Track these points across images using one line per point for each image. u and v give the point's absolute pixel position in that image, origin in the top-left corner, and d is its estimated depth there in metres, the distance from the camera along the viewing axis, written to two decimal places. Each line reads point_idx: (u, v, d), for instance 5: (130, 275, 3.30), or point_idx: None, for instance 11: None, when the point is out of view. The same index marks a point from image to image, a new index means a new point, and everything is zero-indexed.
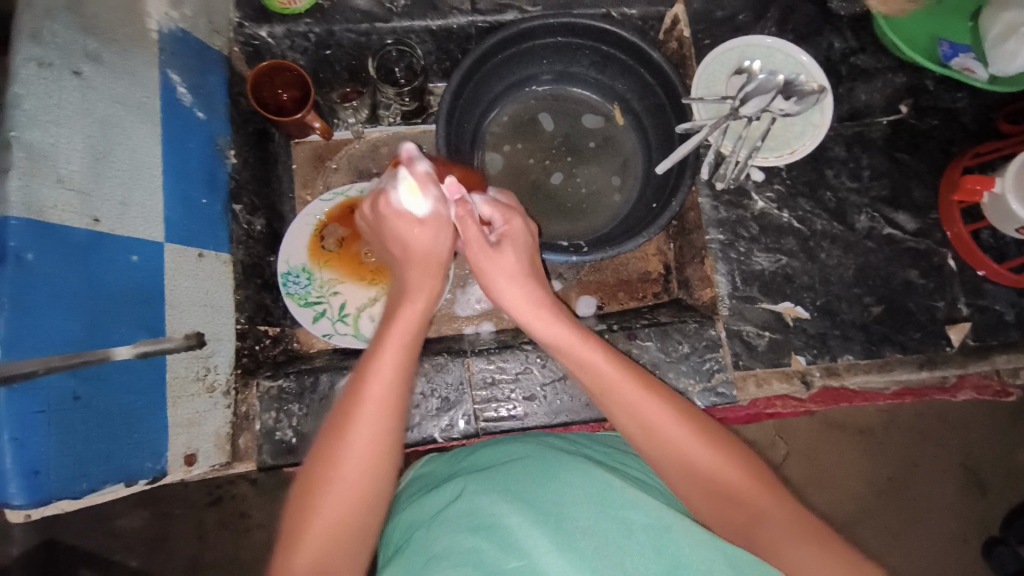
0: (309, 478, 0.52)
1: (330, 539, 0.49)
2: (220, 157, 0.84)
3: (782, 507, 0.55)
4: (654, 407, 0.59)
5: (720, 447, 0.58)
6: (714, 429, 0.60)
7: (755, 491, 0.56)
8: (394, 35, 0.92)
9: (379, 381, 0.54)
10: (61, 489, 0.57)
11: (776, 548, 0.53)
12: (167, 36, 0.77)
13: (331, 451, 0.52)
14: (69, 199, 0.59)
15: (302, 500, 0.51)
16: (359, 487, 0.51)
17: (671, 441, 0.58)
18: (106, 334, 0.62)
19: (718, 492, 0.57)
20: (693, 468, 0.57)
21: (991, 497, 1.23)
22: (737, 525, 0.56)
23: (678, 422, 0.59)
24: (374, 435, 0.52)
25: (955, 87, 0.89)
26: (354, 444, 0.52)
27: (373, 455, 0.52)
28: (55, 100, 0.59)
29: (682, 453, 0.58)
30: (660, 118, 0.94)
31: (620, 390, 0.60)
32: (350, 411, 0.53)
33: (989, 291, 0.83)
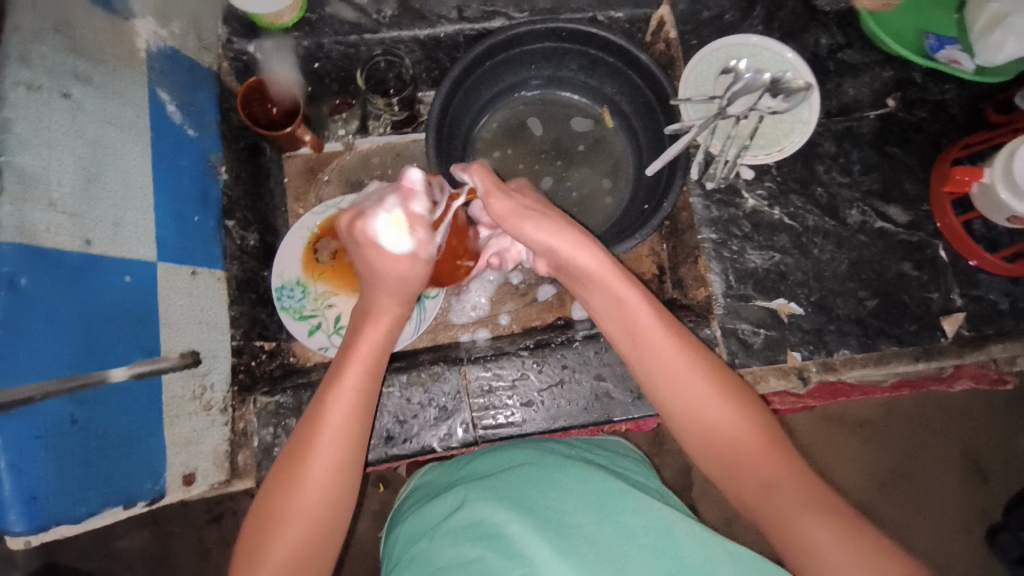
0: (268, 503, 0.55)
1: (290, 560, 0.53)
2: (211, 173, 0.84)
3: (791, 474, 0.55)
4: (680, 360, 0.61)
5: (737, 407, 0.59)
6: (735, 388, 0.60)
7: (764, 456, 0.56)
8: (382, 46, 0.93)
9: (339, 410, 0.57)
10: (60, 514, 0.57)
11: (784, 517, 0.53)
12: (155, 54, 0.77)
13: (291, 477, 0.55)
14: (62, 222, 0.59)
15: (264, 522, 0.54)
16: (318, 512, 0.55)
17: (691, 392, 0.60)
18: (102, 356, 0.62)
19: (730, 449, 0.57)
20: (710, 426, 0.59)
21: (993, 485, 1.23)
22: (744, 490, 0.56)
23: (701, 375, 0.60)
24: (334, 462, 0.56)
25: (942, 79, 0.90)
26: (313, 471, 0.55)
27: (331, 481, 0.56)
28: (45, 123, 0.59)
29: (696, 412, 0.60)
30: (650, 119, 0.95)
31: (647, 337, 0.63)
32: (311, 439, 0.56)
33: (982, 281, 0.84)
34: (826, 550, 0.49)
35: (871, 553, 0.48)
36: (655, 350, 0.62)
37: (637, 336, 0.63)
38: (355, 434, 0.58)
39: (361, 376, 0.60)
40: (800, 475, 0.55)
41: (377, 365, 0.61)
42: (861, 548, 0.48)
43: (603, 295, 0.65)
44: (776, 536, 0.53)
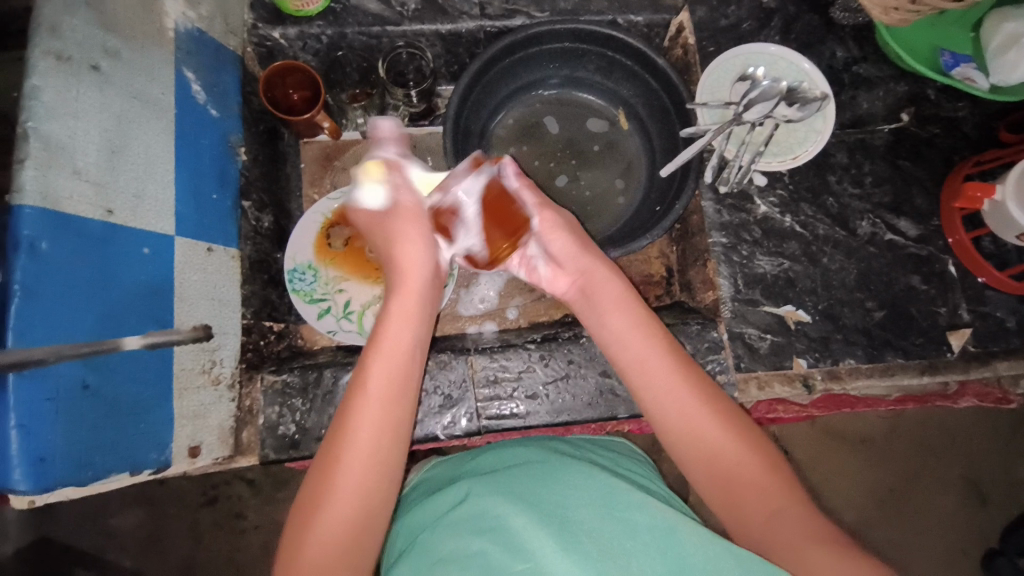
0: (304, 501, 0.54)
1: (330, 546, 0.52)
2: (231, 154, 0.85)
3: (797, 503, 0.56)
4: (682, 392, 0.62)
5: (743, 436, 0.60)
6: (738, 416, 0.62)
7: (770, 485, 0.57)
8: (405, 38, 0.94)
9: (370, 403, 0.57)
10: (65, 477, 0.57)
11: (793, 550, 0.53)
12: (184, 34, 0.78)
13: (325, 473, 0.54)
14: (85, 190, 0.60)
15: (301, 521, 0.53)
16: (354, 508, 0.53)
17: (697, 423, 0.61)
18: (116, 325, 0.63)
19: (736, 482, 0.58)
20: (717, 455, 0.60)
21: (991, 509, 1.23)
22: (751, 516, 0.57)
23: (705, 404, 0.61)
24: (367, 456, 0.55)
25: (956, 96, 0.91)
26: (347, 466, 0.54)
27: (368, 475, 0.54)
28: (73, 93, 0.60)
29: (704, 438, 0.60)
30: (665, 123, 0.96)
31: (645, 368, 0.65)
32: (343, 435, 0.55)
33: (990, 297, 0.84)
34: None
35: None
36: (658, 380, 0.64)
37: (641, 368, 0.65)
38: (385, 427, 0.57)
39: (391, 368, 0.59)
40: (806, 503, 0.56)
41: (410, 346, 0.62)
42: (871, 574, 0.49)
43: (621, 320, 0.68)
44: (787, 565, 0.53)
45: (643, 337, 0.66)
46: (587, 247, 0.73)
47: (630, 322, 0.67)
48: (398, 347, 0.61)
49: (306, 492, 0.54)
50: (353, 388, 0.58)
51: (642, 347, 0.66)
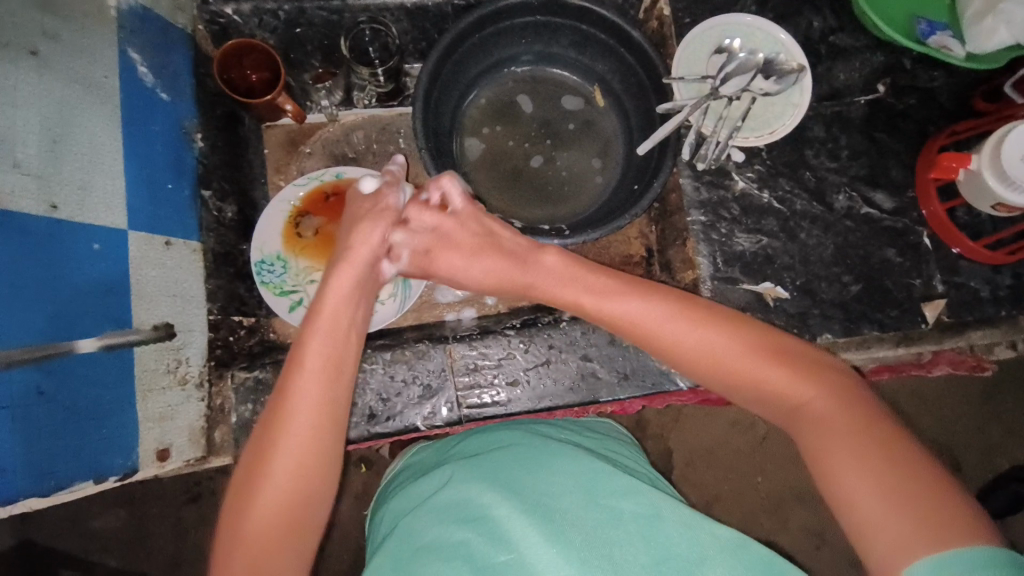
0: (249, 468, 0.54)
1: (274, 522, 0.52)
2: (186, 141, 0.81)
3: (817, 396, 0.54)
4: (687, 326, 0.60)
5: (738, 334, 0.59)
6: (743, 321, 0.61)
7: (789, 384, 0.56)
8: (367, 12, 0.90)
9: (312, 372, 0.58)
10: (29, 487, 0.55)
11: (817, 452, 0.52)
12: (127, 13, 0.73)
13: (266, 442, 0.54)
14: (27, 184, 0.56)
15: (242, 489, 0.53)
16: (295, 476, 0.53)
17: (703, 342, 0.59)
18: (69, 326, 0.59)
19: (757, 389, 0.57)
20: (726, 368, 0.58)
21: (964, 472, 1.26)
22: (778, 413, 0.57)
23: (704, 328, 0.60)
24: (311, 424, 0.55)
25: (932, 65, 0.90)
26: (289, 434, 0.54)
27: (310, 444, 0.55)
28: (11, 81, 0.56)
29: (705, 355, 0.59)
30: (641, 99, 0.93)
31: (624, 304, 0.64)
32: (286, 405, 0.56)
33: (964, 267, 0.85)
34: (858, 483, 0.48)
35: (901, 465, 0.47)
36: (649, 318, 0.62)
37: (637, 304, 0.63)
38: (324, 400, 0.57)
39: (332, 338, 0.60)
40: (830, 392, 0.54)
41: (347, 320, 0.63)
42: (890, 463, 0.48)
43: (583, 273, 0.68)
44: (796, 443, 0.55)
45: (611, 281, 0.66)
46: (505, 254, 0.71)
47: (607, 275, 0.67)
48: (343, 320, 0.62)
49: (248, 460, 0.54)
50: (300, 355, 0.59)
51: (625, 287, 0.65)
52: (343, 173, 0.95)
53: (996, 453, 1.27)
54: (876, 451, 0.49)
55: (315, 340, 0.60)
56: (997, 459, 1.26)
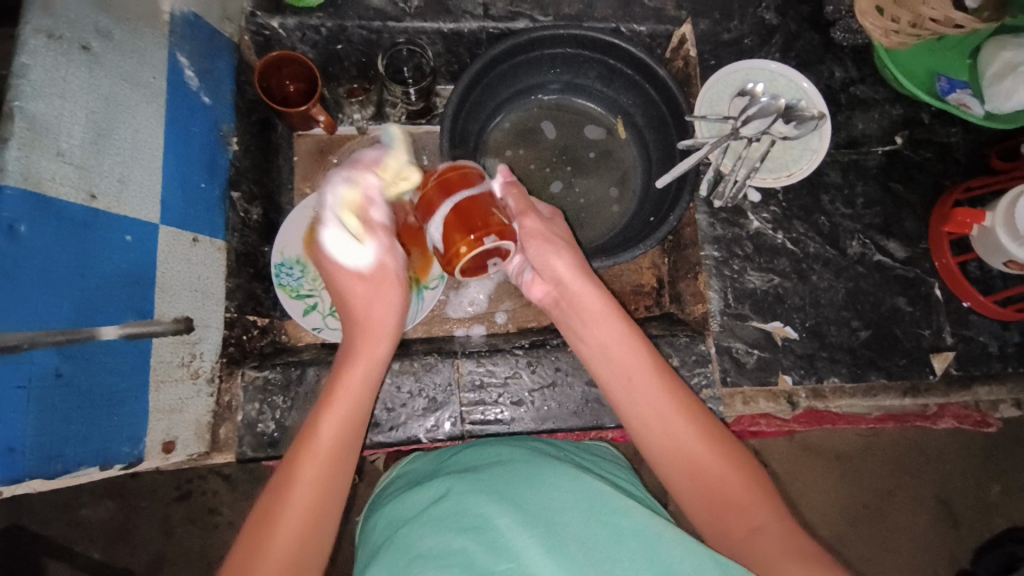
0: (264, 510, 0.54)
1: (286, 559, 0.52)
2: (222, 143, 0.84)
3: (776, 518, 0.57)
4: (676, 412, 0.62)
5: (715, 439, 0.61)
6: (717, 427, 0.63)
7: (752, 498, 0.58)
8: (405, 35, 0.93)
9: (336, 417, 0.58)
10: (37, 468, 0.56)
11: (769, 564, 0.54)
12: (179, 19, 0.77)
13: (284, 481, 0.55)
14: (68, 172, 0.58)
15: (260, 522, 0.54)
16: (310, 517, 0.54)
17: (687, 441, 0.61)
18: (95, 313, 0.61)
19: (718, 497, 0.59)
20: (698, 469, 0.60)
21: (963, 529, 1.24)
22: (730, 529, 0.57)
23: (690, 425, 0.61)
24: (323, 466, 0.56)
25: (950, 122, 0.92)
26: (305, 477, 0.55)
27: (322, 477, 0.55)
28: (61, 73, 0.59)
29: (686, 451, 0.61)
30: (662, 134, 0.96)
31: (631, 374, 0.64)
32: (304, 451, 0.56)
33: (974, 322, 0.85)
34: None
35: None
36: (644, 398, 0.63)
37: (634, 379, 0.64)
38: (339, 447, 0.57)
39: (361, 380, 0.61)
40: (785, 520, 0.57)
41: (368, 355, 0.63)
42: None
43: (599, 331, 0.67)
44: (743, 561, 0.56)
45: (628, 339, 0.66)
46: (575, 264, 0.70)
47: (624, 334, 0.66)
48: (368, 358, 0.63)
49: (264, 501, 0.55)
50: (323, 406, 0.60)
51: (625, 355, 0.66)
52: None
53: (996, 512, 1.25)
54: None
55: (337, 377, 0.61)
56: (997, 518, 1.24)
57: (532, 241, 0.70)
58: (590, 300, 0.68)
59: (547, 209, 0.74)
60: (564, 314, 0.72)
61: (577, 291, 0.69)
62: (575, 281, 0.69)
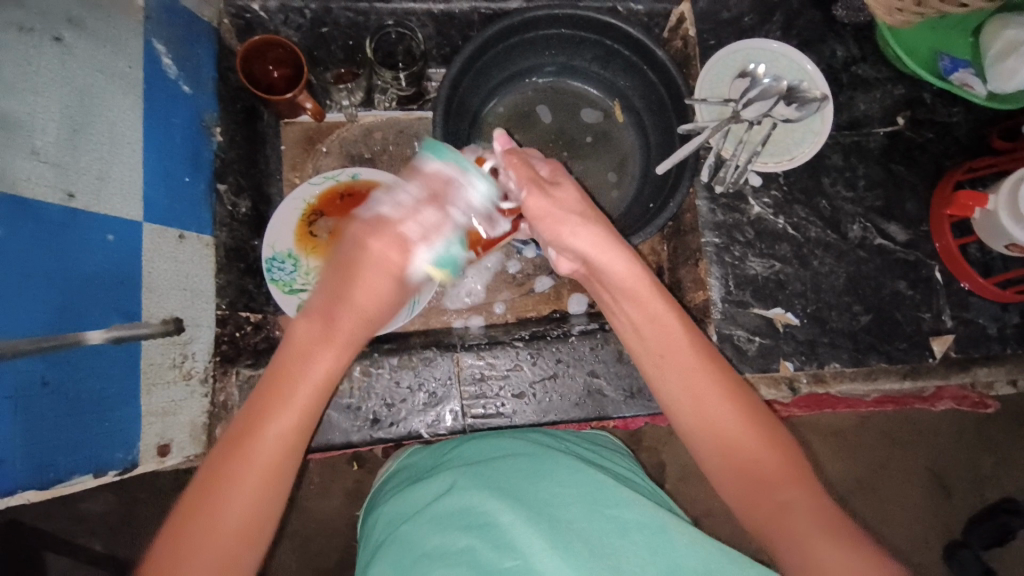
0: (207, 477, 0.47)
1: (246, 510, 0.47)
2: (205, 134, 0.80)
3: (809, 496, 0.52)
4: (709, 387, 0.57)
5: (748, 415, 0.56)
6: (753, 404, 0.57)
7: (784, 475, 0.53)
8: (394, 16, 0.89)
9: (306, 385, 0.51)
10: (29, 479, 0.54)
11: (799, 547, 0.49)
12: (153, 3, 0.73)
13: (258, 416, 0.49)
14: (44, 171, 0.55)
15: (226, 449, 0.48)
16: (259, 494, 0.48)
17: (720, 419, 0.56)
18: (78, 318, 0.59)
19: (747, 477, 0.54)
20: (729, 446, 0.56)
21: (954, 501, 1.26)
22: (757, 508, 0.53)
23: (723, 400, 0.57)
24: (299, 416, 0.50)
25: (952, 101, 0.90)
26: (262, 447, 0.48)
27: (296, 429, 0.50)
28: (33, 66, 0.55)
29: (717, 427, 0.56)
30: (660, 117, 0.93)
31: (670, 355, 0.59)
32: (262, 416, 0.49)
33: (973, 304, 0.85)
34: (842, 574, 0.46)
35: None
36: (675, 376, 0.58)
37: (665, 357, 0.59)
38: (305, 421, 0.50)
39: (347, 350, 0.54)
40: (819, 501, 0.52)
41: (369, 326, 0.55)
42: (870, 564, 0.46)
43: (636, 306, 0.60)
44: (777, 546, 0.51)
45: (670, 312, 0.60)
46: (611, 233, 0.61)
47: (665, 307, 0.60)
48: (360, 322, 0.54)
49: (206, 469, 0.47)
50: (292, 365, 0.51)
51: (659, 333, 0.60)
52: (359, 174, 0.95)
53: (988, 485, 1.26)
54: (868, 560, 0.47)
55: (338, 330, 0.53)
56: (989, 490, 1.26)
57: (543, 217, 0.60)
58: (620, 274, 0.60)
59: (545, 166, 0.63)
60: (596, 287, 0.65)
61: (607, 257, 0.60)
62: (606, 247, 0.60)
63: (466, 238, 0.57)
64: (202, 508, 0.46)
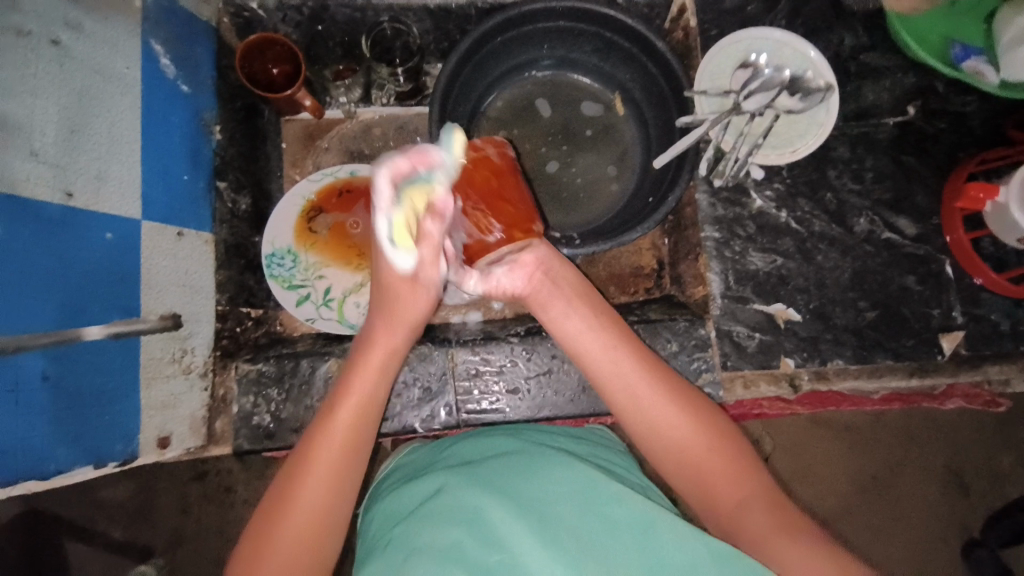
0: (278, 492, 0.56)
1: (312, 515, 0.55)
2: (204, 132, 0.82)
3: (765, 489, 0.56)
4: (655, 395, 0.60)
5: (700, 416, 0.59)
6: (700, 403, 0.61)
7: (741, 474, 0.57)
8: (390, 12, 0.90)
9: (341, 423, 0.58)
10: (29, 469, 0.56)
11: (765, 544, 0.52)
12: (152, 4, 0.73)
13: (318, 431, 0.58)
14: (43, 172, 0.57)
15: (293, 468, 0.57)
16: (319, 500, 0.55)
17: (671, 418, 0.59)
18: (79, 314, 0.60)
19: (708, 477, 0.57)
20: (685, 448, 0.58)
21: (972, 498, 1.23)
22: (721, 507, 0.56)
23: (674, 403, 0.60)
24: (347, 430, 0.58)
25: (965, 90, 0.87)
26: (319, 459, 0.56)
27: (347, 438, 0.58)
28: (30, 69, 0.56)
29: (670, 429, 0.59)
30: (661, 110, 0.92)
31: (611, 358, 0.63)
32: (317, 432, 0.58)
33: (985, 300, 0.82)
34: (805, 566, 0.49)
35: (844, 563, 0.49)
36: (620, 383, 0.61)
37: (614, 358, 0.63)
38: (352, 441, 0.58)
39: (380, 367, 0.62)
40: (773, 488, 0.56)
41: (401, 345, 0.64)
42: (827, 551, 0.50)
43: (580, 314, 0.66)
44: (742, 543, 0.54)
45: (606, 318, 0.66)
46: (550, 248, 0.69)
47: (603, 314, 0.66)
48: (392, 338, 0.63)
49: (256, 524, 0.55)
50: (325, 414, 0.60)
51: (606, 338, 0.64)
52: (357, 171, 0.96)
53: (1007, 484, 1.23)
54: (819, 547, 0.51)
55: (373, 351, 0.62)
56: (1008, 489, 1.22)
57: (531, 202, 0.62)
58: (570, 280, 0.68)
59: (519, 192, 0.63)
60: (546, 295, 0.68)
61: (554, 263, 0.68)
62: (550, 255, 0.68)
63: (404, 199, 0.54)
64: (279, 511, 0.55)
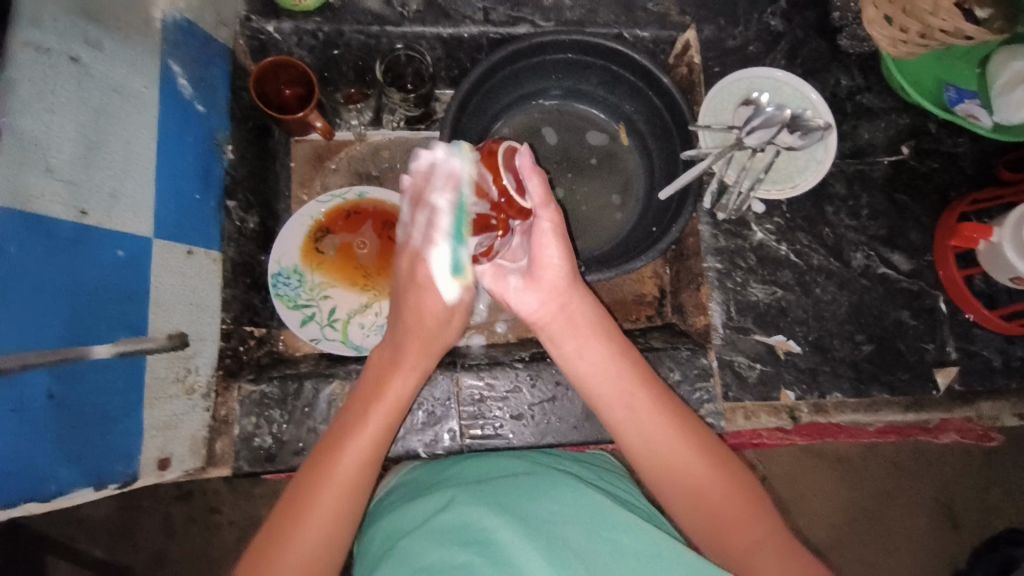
0: (293, 500, 0.55)
1: (332, 520, 0.55)
2: (217, 152, 0.82)
3: (776, 533, 0.55)
4: (673, 437, 0.59)
5: (712, 457, 0.59)
6: (713, 445, 0.60)
7: (750, 518, 0.56)
8: (403, 40, 0.91)
9: (365, 436, 0.58)
10: (29, 489, 0.55)
11: None
12: (171, 25, 0.74)
13: (344, 434, 0.58)
14: (57, 188, 0.57)
15: (313, 471, 0.57)
16: (342, 502, 0.55)
17: (684, 459, 0.59)
18: (86, 331, 0.60)
19: (719, 518, 0.56)
20: (702, 491, 0.57)
21: (962, 531, 1.24)
22: (731, 548, 0.55)
23: (687, 442, 0.59)
24: (376, 430, 0.59)
25: (957, 132, 0.90)
26: (345, 459, 0.57)
27: (373, 440, 0.58)
28: (50, 86, 0.57)
29: (688, 472, 0.58)
30: (665, 142, 0.94)
31: (622, 400, 0.61)
32: (344, 434, 0.58)
33: (978, 335, 0.84)
34: None
35: None
36: (648, 424, 0.60)
37: (633, 397, 0.61)
38: (378, 438, 0.59)
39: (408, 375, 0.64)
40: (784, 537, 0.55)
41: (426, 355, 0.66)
42: None
43: (597, 352, 0.64)
44: None
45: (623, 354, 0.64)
46: (575, 283, 0.68)
47: (621, 351, 0.64)
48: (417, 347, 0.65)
49: (276, 522, 0.55)
50: (340, 433, 0.59)
51: (625, 374, 0.63)
52: (365, 194, 0.96)
53: (997, 516, 1.24)
54: None
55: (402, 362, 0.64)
56: (998, 521, 1.24)
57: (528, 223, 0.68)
58: (588, 315, 0.66)
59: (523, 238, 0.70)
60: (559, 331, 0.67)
61: (573, 297, 0.67)
62: (573, 290, 0.67)
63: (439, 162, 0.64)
64: (294, 515, 0.54)
